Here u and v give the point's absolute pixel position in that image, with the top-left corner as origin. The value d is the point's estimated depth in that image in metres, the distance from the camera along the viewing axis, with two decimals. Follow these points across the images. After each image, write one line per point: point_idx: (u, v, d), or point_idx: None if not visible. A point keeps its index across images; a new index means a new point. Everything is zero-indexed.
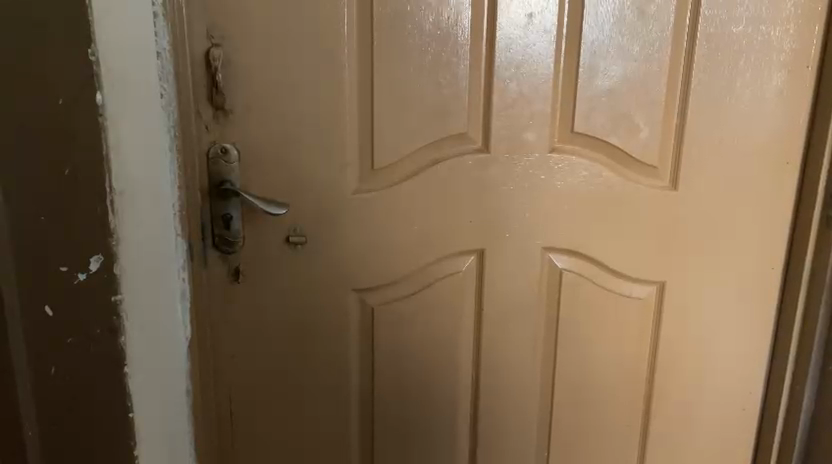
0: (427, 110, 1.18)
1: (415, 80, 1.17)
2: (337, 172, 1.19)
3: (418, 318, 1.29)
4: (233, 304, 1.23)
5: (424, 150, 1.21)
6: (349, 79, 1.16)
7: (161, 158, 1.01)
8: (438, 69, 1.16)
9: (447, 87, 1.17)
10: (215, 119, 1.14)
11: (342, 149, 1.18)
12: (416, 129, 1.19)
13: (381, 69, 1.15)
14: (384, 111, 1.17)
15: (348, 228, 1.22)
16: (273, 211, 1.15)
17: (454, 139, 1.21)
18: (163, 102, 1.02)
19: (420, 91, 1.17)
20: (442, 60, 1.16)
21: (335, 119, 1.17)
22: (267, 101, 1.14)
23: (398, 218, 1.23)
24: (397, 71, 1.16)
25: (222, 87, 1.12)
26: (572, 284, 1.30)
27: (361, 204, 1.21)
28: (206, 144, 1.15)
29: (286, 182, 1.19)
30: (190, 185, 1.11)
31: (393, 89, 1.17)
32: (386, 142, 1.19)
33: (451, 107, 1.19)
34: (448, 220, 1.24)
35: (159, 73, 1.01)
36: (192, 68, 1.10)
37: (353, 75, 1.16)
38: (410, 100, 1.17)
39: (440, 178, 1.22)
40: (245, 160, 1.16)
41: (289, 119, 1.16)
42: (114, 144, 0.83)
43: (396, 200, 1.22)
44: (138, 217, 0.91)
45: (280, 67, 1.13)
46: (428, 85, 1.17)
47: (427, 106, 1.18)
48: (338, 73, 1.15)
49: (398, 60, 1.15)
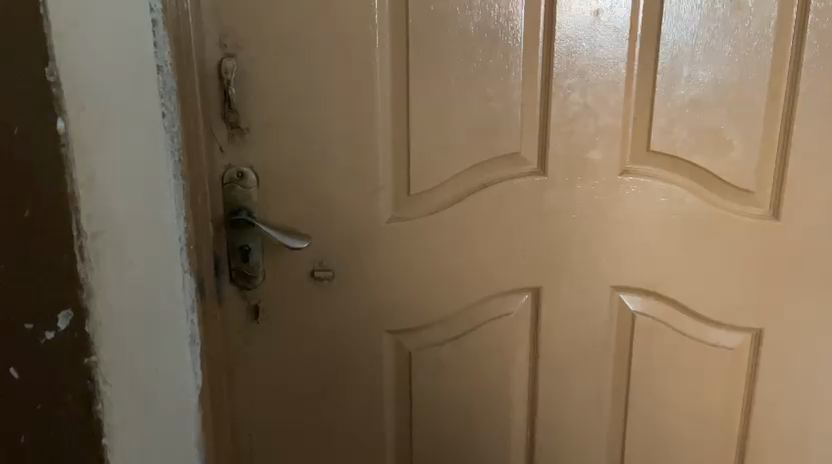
0: (473, 127, 1.01)
1: (457, 92, 0.99)
2: (368, 198, 1.03)
3: (463, 365, 1.11)
4: (254, 346, 1.09)
5: (468, 174, 1.03)
6: (381, 92, 0.99)
7: (169, 182, 0.88)
8: (485, 79, 0.99)
9: (497, 100, 1.00)
10: (230, 139, 1.00)
11: (374, 172, 1.02)
12: (460, 148, 1.02)
13: (419, 79, 0.99)
14: (422, 127, 1.01)
15: (383, 261, 1.06)
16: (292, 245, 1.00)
17: (504, 160, 1.03)
18: (164, 121, 0.88)
19: (464, 105, 1.00)
20: (491, 68, 0.99)
21: (366, 138, 1.01)
22: (287, 119, 0.99)
23: (439, 251, 1.06)
24: (437, 82, 0.99)
25: (237, 103, 0.98)
26: (647, 329, 1.09)
27: (397, 235, 1.05)
28: (220, 167, 1.01)
29: (310, 210, 1.04)
30: (200, 215, 0.97)
31: (431, 103, 1.00)
32: (425, 164, 1.02)
33: (500, 123, 1.01)
34: (499, 254, 1.07)
35: (160, 90, 0.87)
36: (202, 82, 0.96)
37: (386, 88, 0.99)
38: (452, 115, 1.00)
39: (488, 205, 1.04)
40: (263, 186, 1.02)
41: (312, 139, 1.01)
42: (84, 182, 0.71)
43: (437, 229, 1.05)
44: (134, 256, 0.79)
45: (302, 81, 0.98)
46: (474, 97, 1.00)
47: (473, 121, 1.01)
48: (368, 85, 0.99)
49: (438, 69, 0.98)
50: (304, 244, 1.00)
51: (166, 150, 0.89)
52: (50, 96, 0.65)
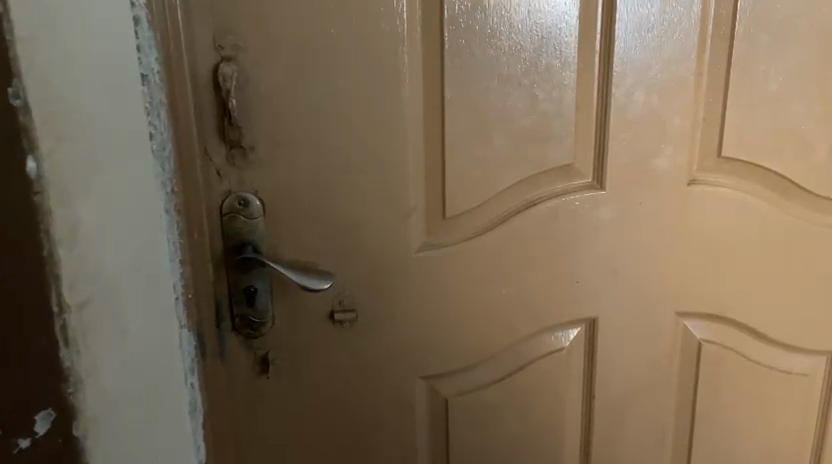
0: (520, 137, 0.86)
1: (501, 97, 0.84)
2: (398, 224, 0.87)
3: (508, 410, 0.96)
4: (264, 404, 0.91)
5: (513, 191, 0.88)
6: (411, 99, 0.83)
7: (155, 218, 0.70)
8: (534, 79, 0.84)
9: (548, 104, 0.85)
10: (230, 161, 0.82)
11: (405, 193, 0.86)
12: (506, 162, 0.86)
13: (457, 80, 0.83)
14: (461, 138, 0.85)
15: (415, 297, 0.90)
16: (313, 286, 0.83)
17: (554, 173, 0.88)
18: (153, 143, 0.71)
19: (509, 111, 0.84)
20: (541, 67, 0.83)
21: (394, 154, 0.85)
22: (299, 135, 0.82)
23: (481, 282, 0.91)
24: (477, 84, 0.83)
25: (238, 117, 0.80)
26: (715, 358, 0.97)
27: (432, 266, 0.89)
28: (218, 194, 0.83)
29: (330, 243, 0.87)
30: (198, 255, 0.80)
31: (471, 110, 0.84)
32: (464, 182, 0.86)
33: (551, 131, 0.86)
34: (549, 281, 0.92)
35: (147, 106, 0.70)
36: (195, 93, 0.78)
37: (417, 94, 0.83)
38: (495, 124, 0.85)
39: (537, 226, 0.89)
40: (272, 214, 0.85)
41: (330, 157, 0.84)
42: (63, 242, 0.51)
43: (477, 256, 0.89)
44: (120, 317, 0.60)
45: (317, 88, 0.81)
46: (521, 102, 0.84)
47: (520, 131, 0.85)
48: (396, 92, 0.82)
49: (480, 70, 0.83)
50: (327, 285, 0.83)
51: (157, 180, 0.72)
52: (12, 129, 0.47)
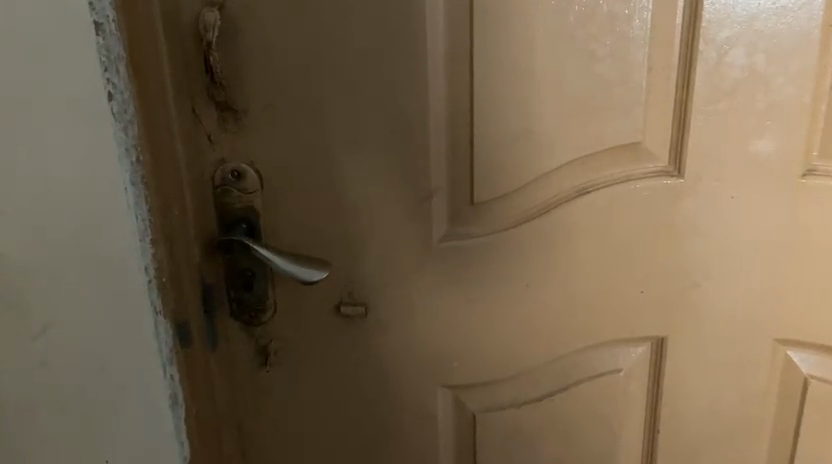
0: (572, 107, 0.67)
1: (547, 55, 0.66)
2: (416, 209, 0.72)
3: (550, 434, 0.81)
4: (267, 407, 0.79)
5: (561, 174, 0.70)
6: (431, 57, 0.67)
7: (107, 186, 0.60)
8: (590, 33, 0.65)
9: (609, 65, 0.66)
10: (222, 125, 0.71)
11: (425, 171, 0.71)
12: (554, 139, 0.69)
13: (492, 33, 0.65)
14: (497, 108, 0.68)
15: (437, 296, 0.76)
16: (304, 275, 0.70)
17: (616, 154, 0.69)
18: (110, 105, 0.58)
19: (556, 74, 0.66)
20: (600, 16, 0.64)
21: (410, 125, 0.69)
22: (295, 96, 0.69)
23: (515, 284, 0.74)
24: (516, 38, 0.65)
25: (226, 74, 0.68)
26: (824, 397, 0.77)
27: (459, 261, 0.74)
28: (211, 164, 0.72)
29: (337, 226, 0.74)
30: (176, 231, 0.69)
31: (507, 72, 0.66)
32: (498, 162, 0.70)
33: (614, 100, 0.67)
34: (604, 289, 0.74)
35: (101, 61, 0.57)
36: (176, 44, 0.66)
37: (439, 50, 0.67)
38: (539, 91, 0.67)
39: (592, 220, 0.71)
40: (270, 189, 0.73)
41: (332, 125, 0.70)
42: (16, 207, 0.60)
43: (515, 253, 0.73)
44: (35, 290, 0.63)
45: (316, 41, 0.67)
46: (573, 63, 0.66)
47: (572, 99, 0.67)
48: (413, 48, 0.66)
49: (519, 20, 0.65)
50: (320, 276, 0.71)
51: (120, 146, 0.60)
52: None
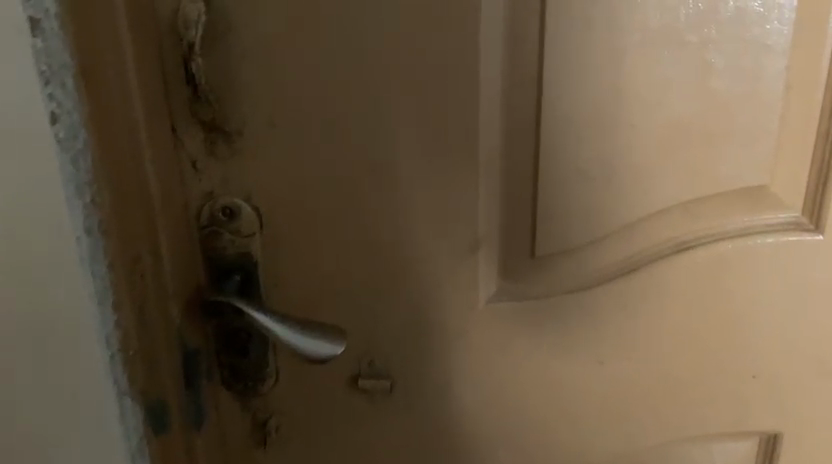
0: (674, 137, 0.53)
1: (643, 70, 0.51)
2: (460, 262, 0.57)
3: None
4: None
5: (649, 223, 0.56)
6: (488, 68, 0.51)
7: (55, 231, 0.49)
8: (699, 43, 0.51)
9: (724, 82, 0.52)
10: (211, 148, 0.55)
11: (472, 216, 0.55)
12: (660, 181, 0.55)
13: (584, 46, 0.51)
14: (585, 141, 0.53)
15: (477, 366, 0.60)
16: (317, 354, 0.54)
17: (734, 204, 0.56)
18: (56, 132, 0.46)
19: (657, 94, 0.52)
20: (714, 21, 0.50)
21: (457, 156, 0.53)
22: (306, 117, 0.53)
23: (595, 357, 0.60)
24: (604, 46, 0.51)
25: (214, 85, 0.52)
26: None
27: (516, 325, 0.59)
28: (196, 198, 0.56)
29: (360, 280, 0.58)
30: (152, 288, 0.53)
31: (590, 89, 0.52)
32: (570, 205, 0.55)
33: (729, 127, 0.53)
34: (702, 362, 0.61)
35: (43, 71, 0.44)
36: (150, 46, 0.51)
37: (498, 59, 0.51)
38: (633, 116, 0.53)
39: (701, 282, 0.58)
40: (273, 231, 0.57)
41: (355, 156, 0.54)
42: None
43: (590, 317, 0.59)
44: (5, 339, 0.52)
45: (335, 45, 0.51)
46: (673, 80, 0.52)
47: (674, 127, 0.53)
48: (465, 56, 0.51)
49: (609, 23, 0.50)
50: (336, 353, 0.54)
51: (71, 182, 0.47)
52: None
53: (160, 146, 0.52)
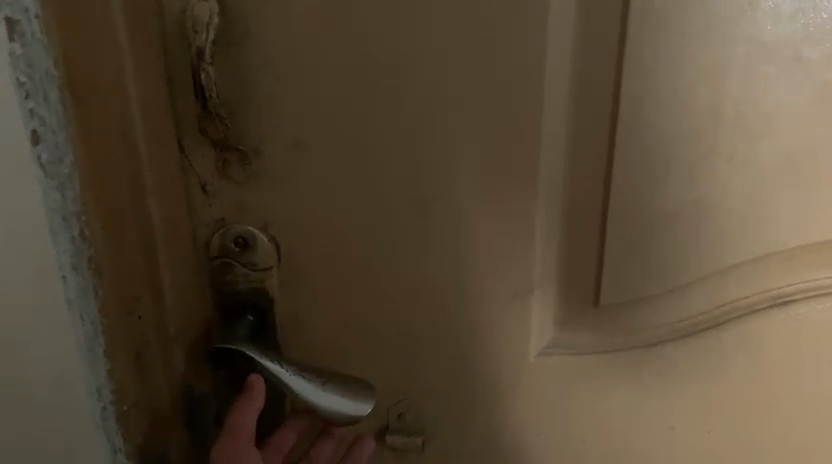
0: (766, 179, 0.47)
1: (738, 91, 0.44)
2: (512, 316, 0.50)
3: None
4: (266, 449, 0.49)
5: (739, 271, 0.50)
6: (551, 98, 0.44)
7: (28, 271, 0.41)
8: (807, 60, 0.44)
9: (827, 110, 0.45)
10: (223, 170, 0.47)
11: (528, 267, 0.49)
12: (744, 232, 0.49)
13: (669, 82, 0.44)
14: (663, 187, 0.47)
15: (521, 418, 0.54)
16: (339, 412, 0.46)
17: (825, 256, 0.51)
18: (38, 155, 0.38)
19: (747, 125, 0.45)
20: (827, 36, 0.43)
21: (510, 194, 0.47)
22: (338, 147, 0.46)
23: (659, 416, 0.55)
24: (695, 64, 0.43)
25: (228, 101, 0.44)
26: None
27: (570, 378, 0.53)
28: (205, 226, 0.49)
29: (395, 332, 0.51)
30: (154, 332, 0.46)
31: (673, 116, 0.45)
32: (642, 256, 0.49)
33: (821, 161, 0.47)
34: (774, 418, 0.56)
35: (20, 82, 0.36)
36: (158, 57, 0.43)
37: (563, 92, 0.45)
38: (719, 146, 0.46)
39: (780, 337, 0.53)
40: (294, 269, 0.49)
41: (393, 191, 0.47)
42: None
43: (655, 367, 0.53)
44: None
45: (377, 66, 0.43)
46: (769, 107, 0.45)
47: (768, 162, 0.47)
48: (531, 71, 0.43)
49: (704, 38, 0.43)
50: (361, 414, 0.46)
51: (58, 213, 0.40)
52: None
53: (165, 172, 0.45)
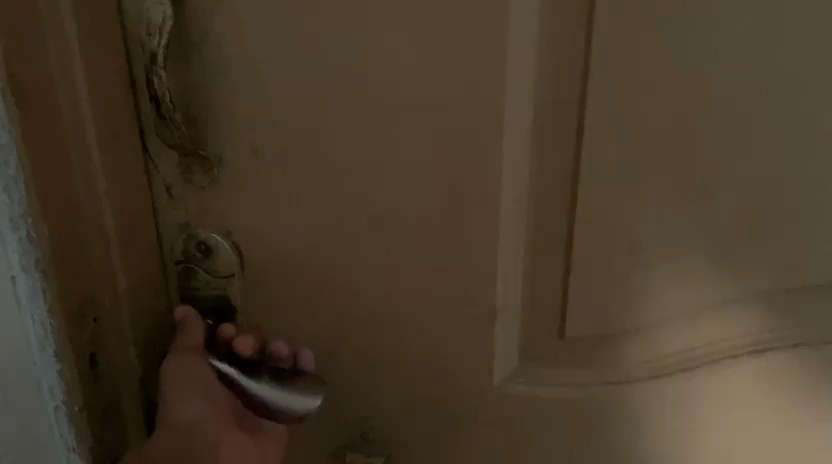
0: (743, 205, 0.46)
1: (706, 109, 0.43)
2: (475, 342, 0.49)
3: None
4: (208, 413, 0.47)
5: (716, 315, 0.49)
6: (513, 128, 0.43)
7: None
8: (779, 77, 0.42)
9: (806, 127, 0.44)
10: (185, 174, 0.46)
11: (493, 295, 0.48)
12: (716, 271, 0.48)
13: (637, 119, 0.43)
14: (633, 222, 0.46)
15: (478, 441, 0.53)
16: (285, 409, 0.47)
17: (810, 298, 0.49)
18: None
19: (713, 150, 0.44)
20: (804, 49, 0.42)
21: (472, 221, 0.45)
22: (293, 164, 0.45)
23: (627, 452, 0.53)
24: (662, 84, 0.42)
25: (186, 105, 0.43)
26: None
27: (534, 406, 0.52)
28: (169, 229, 0.48)
29: (356, 351, 0.50)
30: (109, 334, 0.46)
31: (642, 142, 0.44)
32: (611, 290, 0.48)
33: (800, 186, 0.46)
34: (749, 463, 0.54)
35: None
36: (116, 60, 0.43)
37: (527, 123, 0.44)
38: (688, 172, 0.45)
39: (755, 381, 0.51)
40: (255, 279, 0.48)
41: (351, 211, 0.46)
42: None
43: (628, 401, 0.51)
44: None
45: (333, 86, 0.42)
46: (739, 127, 0.44)
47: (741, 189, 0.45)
48: (492, 87, 0.42)
49: (671, 52, 0.41)
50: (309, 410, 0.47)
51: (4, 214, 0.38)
52: None
53: (122, 176, 0.44)
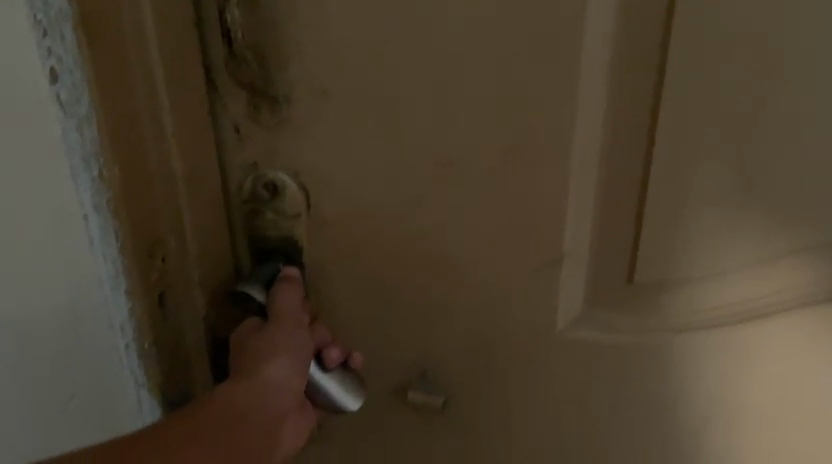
0: (830, 152, 0.44)
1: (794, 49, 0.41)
2: (539, 289, 0.49)
3: None
4: (289, 397, 0.46)
5: (784, 263, 0.48)
6: (589, 73, 0.42)
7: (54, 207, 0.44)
8: None
9: None
10: (254, 115, 0.45)
11: (558, 242, 0.47)
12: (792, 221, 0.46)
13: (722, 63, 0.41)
14: (709, 170, 0.44)
15: (542, 388, 0.53)
16: (328, 400, 0.49)
17: None
18: (57, 93, 0.40)
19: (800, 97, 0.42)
20: None
21: (541, 167, 0.45)
22: (361, 107, 0.44)
23: (687, 400, 0.53)
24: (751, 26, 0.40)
25: (256, 46, 0.42)
26: None
27: (595, 353, 0.52)
28: (236, 169, 0.47)
29: (419, 295, 0.50)
30: (177, 275, 0.46)
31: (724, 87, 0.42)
32: (681, 238, 0.47)
33: None
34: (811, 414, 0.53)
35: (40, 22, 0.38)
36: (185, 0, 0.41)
37: (603, 66, 0.42)
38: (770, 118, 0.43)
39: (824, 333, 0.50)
40: (320, 222, 0.48)
41: (418, 156, 0.45)
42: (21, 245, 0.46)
43: (691, 349, 0.51)
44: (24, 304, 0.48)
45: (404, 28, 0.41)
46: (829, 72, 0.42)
47: (829, 135, 0.43)
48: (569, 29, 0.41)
49: None
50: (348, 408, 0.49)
51: (76, 149, 0.41)
52: None
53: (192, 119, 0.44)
